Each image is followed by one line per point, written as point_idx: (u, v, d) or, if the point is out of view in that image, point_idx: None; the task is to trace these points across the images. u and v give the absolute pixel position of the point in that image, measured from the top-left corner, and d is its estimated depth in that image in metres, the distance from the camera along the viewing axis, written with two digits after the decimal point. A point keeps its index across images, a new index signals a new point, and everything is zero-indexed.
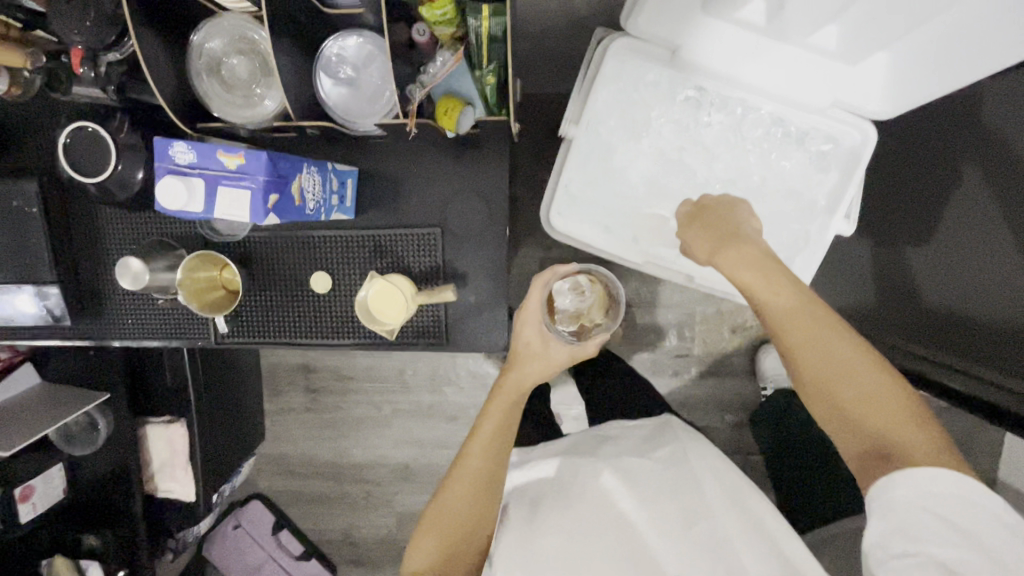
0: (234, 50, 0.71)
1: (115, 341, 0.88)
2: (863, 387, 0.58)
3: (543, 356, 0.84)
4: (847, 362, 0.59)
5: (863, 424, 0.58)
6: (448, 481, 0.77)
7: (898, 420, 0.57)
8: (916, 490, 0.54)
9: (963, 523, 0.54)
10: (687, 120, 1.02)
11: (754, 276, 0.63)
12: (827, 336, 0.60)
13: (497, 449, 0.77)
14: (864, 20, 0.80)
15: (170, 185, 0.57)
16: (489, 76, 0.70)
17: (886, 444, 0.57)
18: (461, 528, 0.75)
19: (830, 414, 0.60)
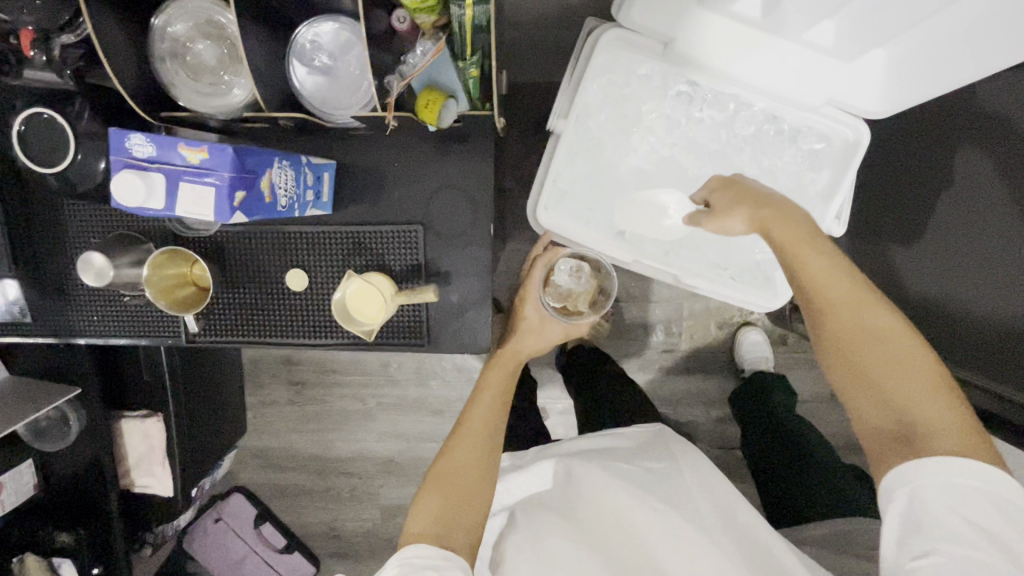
0: (200, 34, 0.67)
1: (80, 338, 0.84)
2: (888, 362, 0.61)
3: (538, 331, 0.98)
4: (875, 334, 0.62)
5: (884, 400, 0.61)
6: (451, 441, 0.84)
7: (924, 398, 0.59)
8: (930, 485, 0.57)
9: (981, 520, 0.55)
10: (679, 116, 1.00)
11: (790, 241, 0.65)
12: (857, 308, 0.63)
13: (498, 411, 0.87)
14: (862, 17, 0.78)
15: (127, 180, 0.54)
16: (471, 70, 0.67)
17: (908, 419, 0.59)
18: (459, 483, 0.79)
19: (853, 387, 0.63)
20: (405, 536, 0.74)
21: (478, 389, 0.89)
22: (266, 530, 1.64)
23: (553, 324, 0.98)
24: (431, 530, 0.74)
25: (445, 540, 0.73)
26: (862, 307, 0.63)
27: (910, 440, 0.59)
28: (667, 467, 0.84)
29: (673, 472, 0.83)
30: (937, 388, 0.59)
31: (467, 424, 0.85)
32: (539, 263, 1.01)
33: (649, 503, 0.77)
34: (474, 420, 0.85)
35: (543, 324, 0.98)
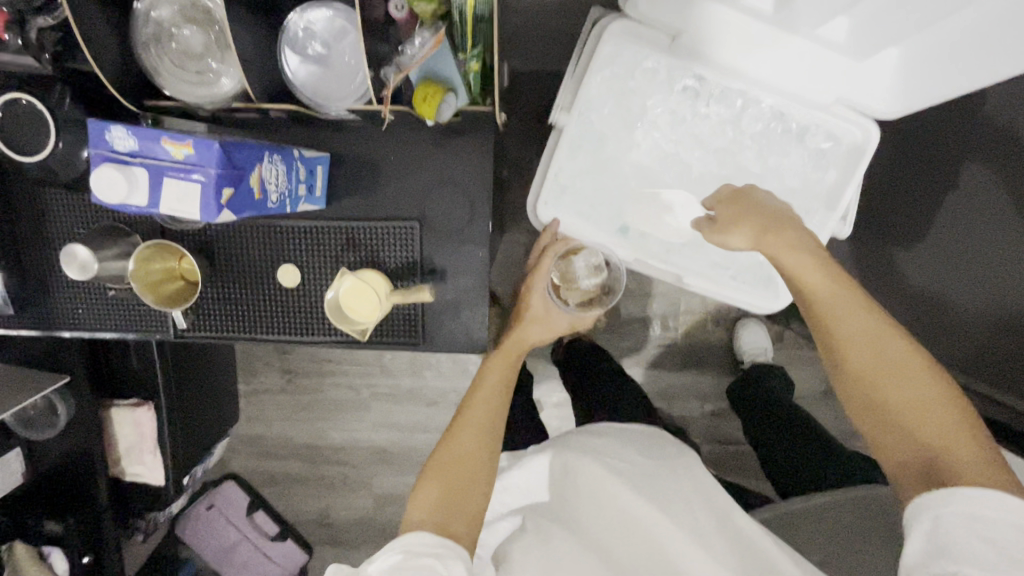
0: (184, 19, 0.64)
1: (64, 331, 0.81)
2: (911, 394, 0.58)
3: (545, 321, 0.98)
4: (894, 366, 0.60)
5: (910, 432, 0.58)
6: (452, 430, 0.82)
7: (949, 434, 0.56)
8: (957, 504, 0.52)
9: (1016, 547, 0.49)
10: (685, 111, 0.96)
11: (807, 271, 0.66)
12: (877, 340, 0.61)
13: (499, 399, 0.85)
14: (877, 14, 0.75)
15: (108, 175, 0.51)
16: (472, 63, 0.64)
17: (936, 457, 0.56)
18: (463, 472, 0.77)
19: (879, 422, 0.60)
20: (406, 524, 0.72)
21: (480, 375, 0.87)
22: (258, 517, 1.63)
23: (559, 314, 0.99)
24: (432, 518, 0.72)
25: (445, 529, 0.71)
26: (882, 340, 0.61)
27: (943, 478, 0.55)
28: (665, 458, 0.83)
29: (672, 464, 0.81)
30: (966, 426, 0.56)
31: (468, 414, 0.83)
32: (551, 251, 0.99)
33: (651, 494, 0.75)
34: (475, 409, 0.83)
35: (550, 314, 0.98)
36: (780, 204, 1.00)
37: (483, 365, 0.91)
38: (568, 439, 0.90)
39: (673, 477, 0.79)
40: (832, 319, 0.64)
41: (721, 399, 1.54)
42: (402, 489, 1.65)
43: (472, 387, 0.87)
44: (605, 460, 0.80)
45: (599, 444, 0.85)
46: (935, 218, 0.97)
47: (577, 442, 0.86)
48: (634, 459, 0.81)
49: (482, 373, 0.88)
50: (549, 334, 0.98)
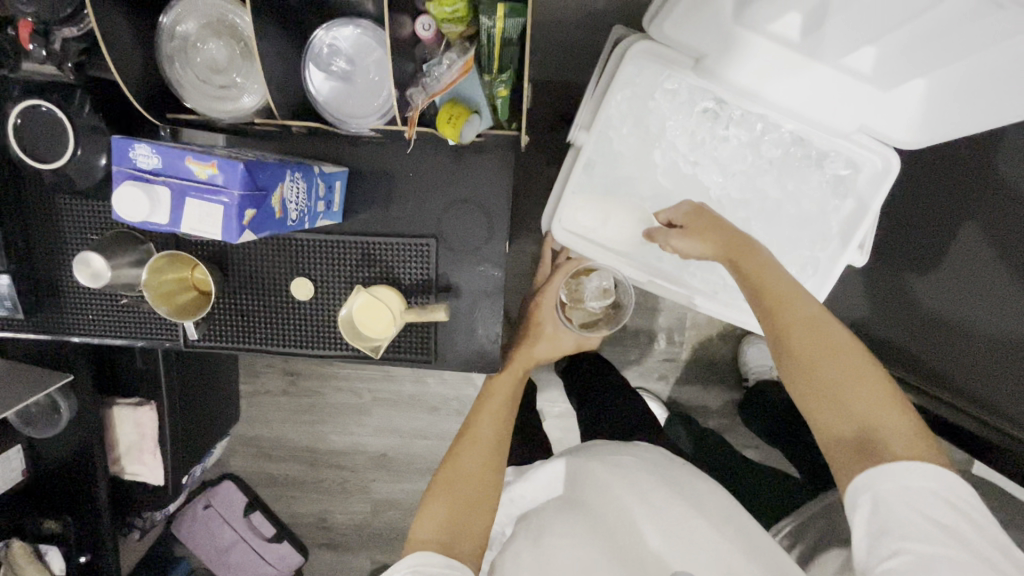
0: (210, 33, 0.63)
1: (73, 337, 0.80)
2: (840, 369, 0.64)
3: (554, 340, 0.97)
4: (826, 343, 0.65)
5: (844, 400, 0.62)
6: (459, 446, 0.82)
7: (871, 404, 0.62)
8: (881, 480, 0.58)
9: (938, 515, 0.56)
10: (703, 134, 0.97)
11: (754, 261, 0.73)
12: (812, 324, 0.66)
13: (506, 417, 0.86)
14: (905, 46, 0.74)
15: (131, 194, 0.51)
16: (499, 87, 0.64)
17: (865, 427, 0.61)
18: (469, 493, 0.77)
19: (817, 397, 0.64)
20: (412, 543, 0.71)
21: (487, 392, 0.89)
22: (255, 518, 1.63)
23: (567, 335, 0.98)
24: (437, 538, 0.71)
25: (451, 550, 0.70)
26: (813, 321, 0.67)
27: (869, 450, 0.60)
28: (668, 471, 0.82)
29: (676, 477, 0.81)
30: (885, 392, 0.62)
31: (476, 432, 0.83)
32: (562, 271, 1.00)
33: (659, 509, 0.74)
34: (482, 427, 0.84)
35: (557, 333, 0.98)
36: (795, 230, 1.00)
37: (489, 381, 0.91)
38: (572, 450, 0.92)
39: (677, 488, 0.78)
40: (776, 301, 0.69)
41: (725, 416, 1.53)
42: (400, 495, 1.64)
43: (478, 403, 0.88)
44: (610, 465, 0.82)
45: (604, 452, 0.86)
46: (952, 241, 0.96)
47: (583, 454, 0.87)
48: (637, 463, 0.83)
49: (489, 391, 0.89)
50: (556, 354, 0.98)
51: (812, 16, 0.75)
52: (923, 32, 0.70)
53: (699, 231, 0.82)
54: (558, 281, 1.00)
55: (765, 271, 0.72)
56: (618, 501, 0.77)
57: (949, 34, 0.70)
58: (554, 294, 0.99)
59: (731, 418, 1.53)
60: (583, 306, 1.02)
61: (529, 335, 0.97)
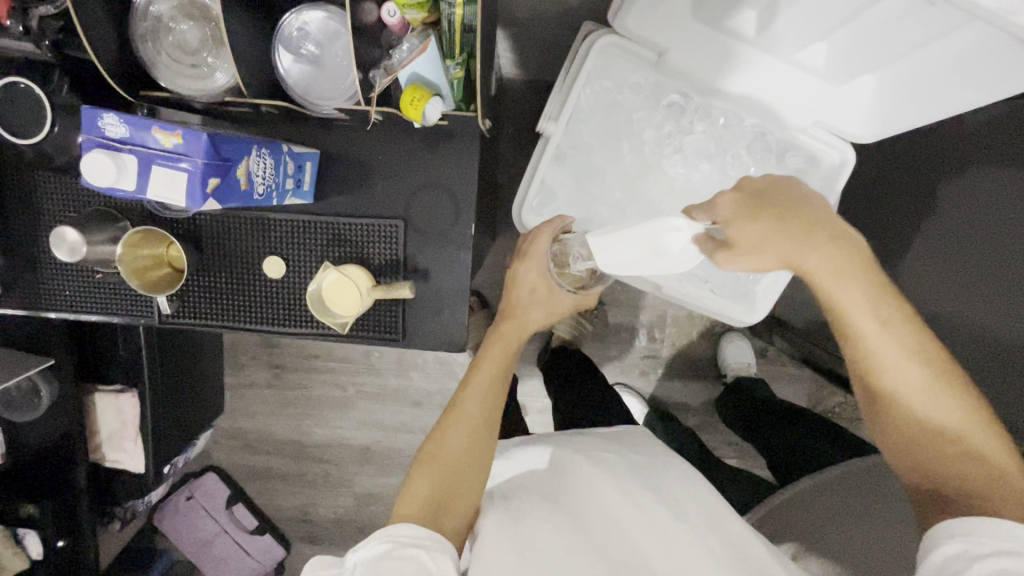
0: (184, 15, 0.66)
1: (50, 313, 0.83)
2: (933, 417, 0.63)
3: (547, 302, 0.90)
4: (920, 388, 0.63)
5: (937, 460, 0.63)
6: (446, 422, 0.82)
7: (969, 459, 0.61)
8: (977, 532, 0.56)
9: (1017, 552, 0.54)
10: (669, 127, 1.01)
11: (867, 315, 0.63)
12: (908, 366, 0.63)
13: (495, 392, 0.84)
14: (853, 43, 0.77)
15: (98, 160, 0.53)
16: (455, 70, 0.67)
17: (951, 476, 0.62)
18: (453, 467, 0.78)
19: (906, 451, 0.65)
20: (396, 516, 0.74)
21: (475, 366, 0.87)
22: (238, 510, 1.64)
23: (562, 295, 0.91)
24: (422, 513, 0.73)
25: (434, 523, 0.73)
26: (907, 362, 0.63)
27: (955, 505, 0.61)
28: (650, 463, 0.83)
29: (653, 468, 0.82)
30: (977, 439, 0.62)
31: (461, 408, 0.83)
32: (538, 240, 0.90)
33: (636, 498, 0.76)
34: (469, 403, 0.83)
35: (552, 296, 0.91)
36: None
37: (478, 353, 0.89)
38: (555, 434, 0.94)
39: (654, 480, 0.80)
40: (883, 362, 0.64)
41: (703, 411, 1.56)
42: (382, 488, 1.66)
43: (467, 377, 0.86)
44: (594, 457, 0.83)
45: (590, 445, 0.87)
46: (911, 248, 0.98)
47: (566, 445, 0.88)
48: (620, 456, 0.84)
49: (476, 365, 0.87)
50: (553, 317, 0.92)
51: (765, 11, 0.79)
52: (872, 29, 0.73)
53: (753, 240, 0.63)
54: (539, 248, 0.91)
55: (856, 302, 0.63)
56: (601, 495, 0.78)
57: (899, 37, 0.72)
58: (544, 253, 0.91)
59: (708, 412, 1.56)
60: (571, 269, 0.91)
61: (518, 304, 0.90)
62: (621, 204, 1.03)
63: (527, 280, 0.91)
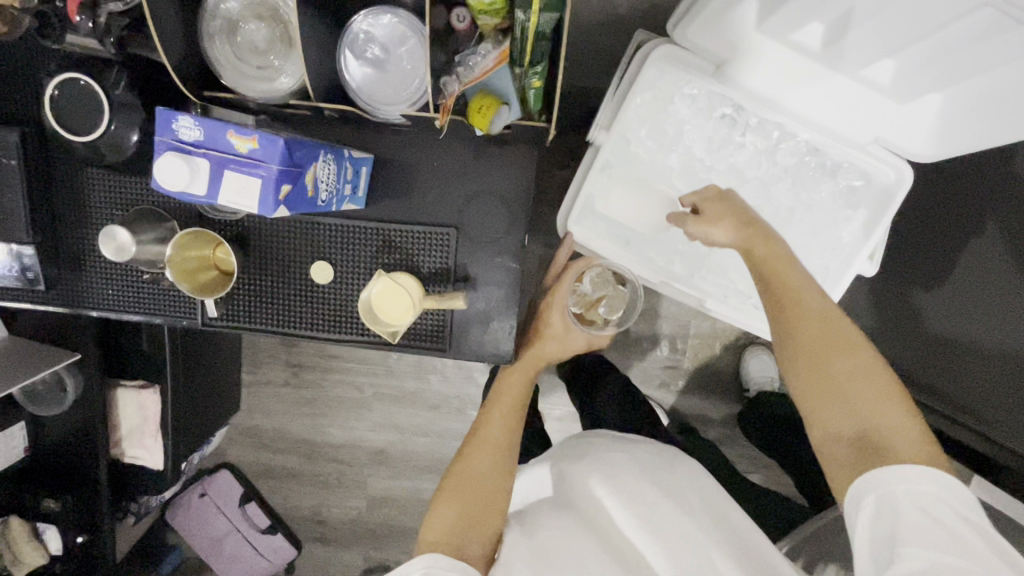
0: (252, 15, 0.65)
1: (92, 310, 0.81)
2: (846, 373, 0.61)
3: (563, 338, 0.93)
4: (835, 341, 0.63)
5: (851, 394, 0.61)
6: (469, 449, 0.80)
7: (870, 392, 0.60)
8: (899, 481, 0.56)
9: (948, 522, 0.54)
10: (720, 140, 0.99)
11: (772, 256, 0.69)
12: (826, 324, 0.64)
13: (518, 416, 0.84)
14: (924, 61, 0.76)
15: (171, 163, 0.52)
16: (532, 79, 0.66)
17: (867, 425, 0.60)
18: (480, 491, 0.75)
19: (817, 389, 0.62)
20: (421, 543, 0.71)
21: (495, 394, 0.86)
22: (250, 508, 1.61)
23: (578, 334, 0.94)
24: (447, 540, 0.70)
25: (459, 551, 0.70)
26: (824, 320, 0.64)
27: (874, 445, 0.59)
28: (658, 464, 0.79)
29: (671, 473, 0.78)
30: (889, 397, 0.60)
31: (485, 431, 0.81)
32: (573, 266, 0.97)
33: (645, 504, 0.72)
34: (492, 426, 0.82)
35: (568, 332, 0.94)
36: (806, 238, 1.01)
37: (497, 381, 0.89)
38: (564, 444, 0.90)
39: (686, 492, 0.76)
40: (787, 294, 0.66)
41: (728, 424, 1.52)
42: (396, 492, 1.62)
43: (488, 404, 0.85)
44: (601, 463, 0.79)
45: (597, 449, 0.82)
46: (949, 274, 0.97)
47: (578, 453, 0.83)
48: (626, 455, 0.80)
49: (497, 391, 0.87)
50: (563, 354, 0.94)
51: (834, 25, 0.77)
52: (945, 49, 0.72)
53: (720, 215, 0.73)
54: (570, 277, 0.95)
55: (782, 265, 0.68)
56: (605, 500, 0.74)
57: (973, 57, 0.71)
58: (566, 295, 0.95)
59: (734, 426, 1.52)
60: (590, 308, 1.01)
61: (539, 335, 0.93)
62: None
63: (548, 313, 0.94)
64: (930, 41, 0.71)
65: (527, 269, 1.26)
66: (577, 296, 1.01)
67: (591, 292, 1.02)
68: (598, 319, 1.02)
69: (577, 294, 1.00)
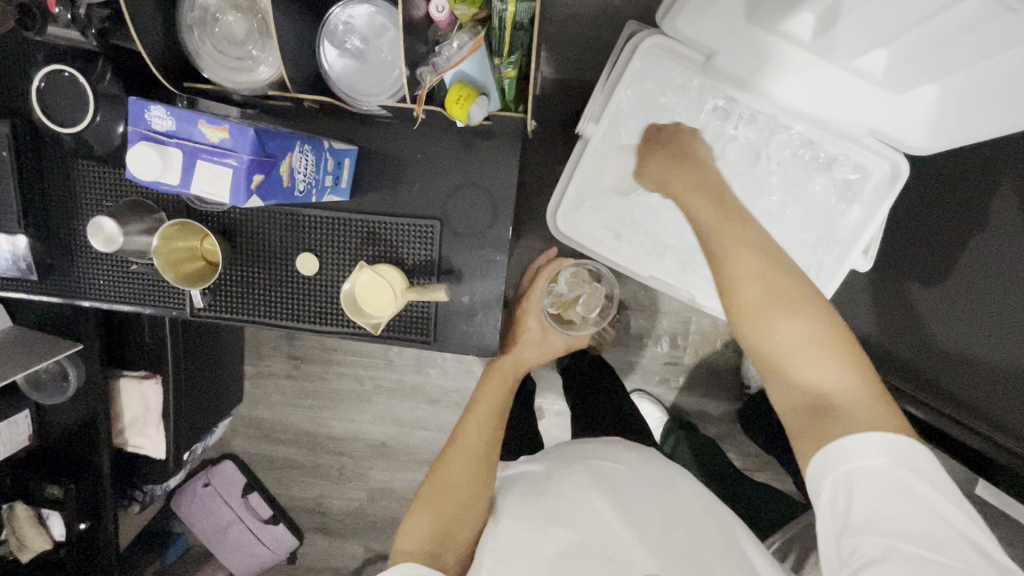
0: (231, 7, 0.66)
1: (84, 301, 0.82)
2: (797, 335, 0.58)
3: (542, 343, 0.98)
4: (787, 306, 0.58)
5: (798, 363, 0.58)
6: (446, 457, 0.80)
7: (817, 357, 0.57)
8: (855, 457, 0.54)
9: (913, 507, 0.51)
10: (713, 131, 0.97)
11: (710, 213, 0.64)
12: (772, 289, 0.59)
13: (494, 426, 0.85)
14: (915, 48, 0.74)
15: (145, 154, 0.54)
16: (507, 69, 0.67)
17: (819, 393, 0.57)
18: (455, 500, 0.75)
19: (766, 357, 0.60)
20: (397, 552, 0.71)
21: (473, 403, 0.87)
22: (253, 498, 1.63)
23: (556, 336, 1.00)
24: (421, 548, 0.71)
25: (435, 561, 0.70)
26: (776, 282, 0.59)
27: (826, 415, 0.56)
28: (650, 465, 0.77)
29: (660, 472, 0.76)
30: (841, 359, 0.57)
31: (462, 438, 0.82)
32: (543, 274, 1.03)
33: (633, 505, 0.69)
34: (469, 436, 0.82)
35: (546, 336, 0.99)
36: (803, 233, 0.99)
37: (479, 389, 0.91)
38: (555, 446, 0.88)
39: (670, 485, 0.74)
40: (725, 254, 0.61)
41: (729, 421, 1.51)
42: (397, 484, 1.63)
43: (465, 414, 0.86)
44: (590, 465, 0.76)
45: (587, 453, 0.80)
46: (953, 272, 0.94)
47: (562, 459, 0.79)
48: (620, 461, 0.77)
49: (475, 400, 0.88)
50: (544, 357, 0.98)
51: (824, 14, 0.75)
52: (937, 36, 0.70)
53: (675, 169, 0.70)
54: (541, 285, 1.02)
55: (726, 222, 0.62)
56: (597, 504, 0.70)
57: (975, 43, 0.69)
58: (540, 299, 1.02)
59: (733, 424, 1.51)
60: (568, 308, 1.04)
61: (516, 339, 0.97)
62: (655, 207, 1.00)
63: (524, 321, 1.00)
64: (924, 26, 0.69)
65: (523, 264, 1.26)
66: (552, 298, 1.04)
67: (566, 291, 1.05)
68: (578, 317, 1.04)
69: (553, 294, 1.04)
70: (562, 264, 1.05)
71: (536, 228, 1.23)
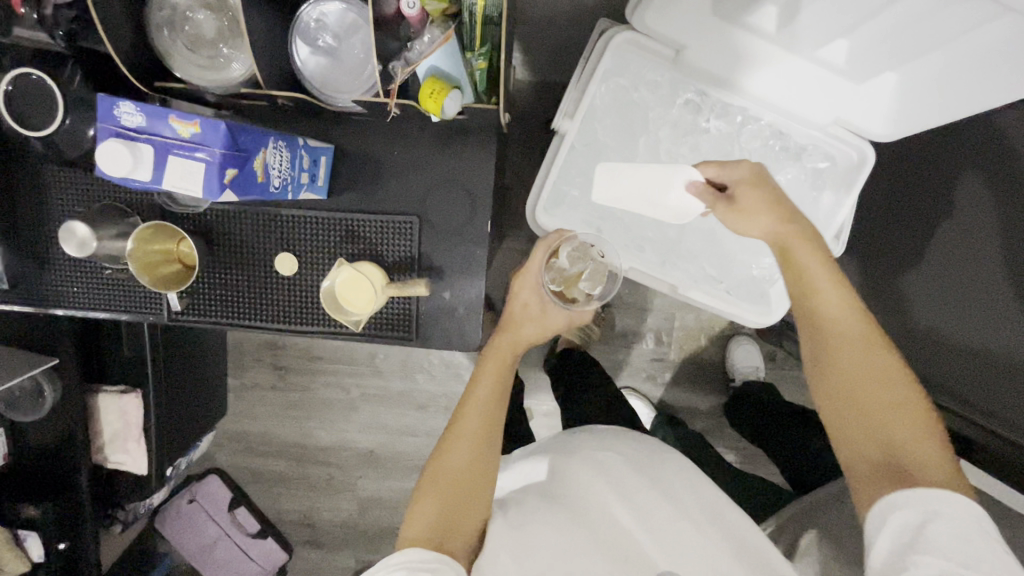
0: (201, 5, 0.66)
1: (58, 309, 0.81)
2: (887, 395, 0.62)
3: (540, 320, 0.91)
4: (878, 371, 0.63)
5: (880, 420, 0.62)
6: (447, 441, 0.79)
7: (899, 418, 0.61)
8: (931, 504, 0.56)
9: (974, 538, 0.53)
10: (685, 125, 1.00)
11: (813, 263, 0.68)
12: (865, 350, 0.64)
13: (495, 407, 0.81)
14: (878, 38, 0.77)
15: (113, 149, 0.54)
16: (478, 61, 0.69)
17: (894, 451, 0.61)
18: (461, 483, 0.75)
19: (847, 410, 0.64)
20: (403, 540, 0.71)
21: (472, 384, 0.83)
22: (240, 513, 1.59)
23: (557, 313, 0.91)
24: (428, 536, 0.70)
25: (442, 547, 0.69)
26: (865, 345, 0.65)
27: (903, 473, 0.59)
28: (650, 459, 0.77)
29: (659, 468, 0.75)
30: (920, 423, 0.61)
31: (462, 423, 0.80)
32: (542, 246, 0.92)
33: (633, 493, 0.71)
34: (469, 418, 0.80)
35: (546, 312, 0.91)
36: None
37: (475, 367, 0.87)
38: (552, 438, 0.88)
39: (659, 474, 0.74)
40: (826, 316, 0.66)
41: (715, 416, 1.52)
42: (387, 493, 1.61)
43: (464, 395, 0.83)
44: (587, 457, 0.77)
45: (582, 441, 0.82)
46: (921, 259, 0.96)
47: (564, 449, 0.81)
48: (615, 449, 0.78)
49: (474, 380, 0.85)
50: (542, 334, 0.92)
51: (787, 8, 0.77)
52: (895, 24, 0.73)
53: (755, 205, 0.72)
54: (539, 257, 0.91)
55: (831, 286, 0.67)
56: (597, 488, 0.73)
57: (934, 31, 0.71)
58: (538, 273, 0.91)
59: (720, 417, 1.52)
60: (569, 283, 0.94)
61: (513, 320, 0.90)
62: None
63: (522, 295, 0.92)
64: (889, 13, 0.71)
65: (505, 263, 1.26)
66: (553, 271, 0.93)
67: (568, 267, 0.94)
68: (579, 295, 0.94)
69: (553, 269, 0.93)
70: (563, 235, 0.93)
71: (518, 227, 1.24)
